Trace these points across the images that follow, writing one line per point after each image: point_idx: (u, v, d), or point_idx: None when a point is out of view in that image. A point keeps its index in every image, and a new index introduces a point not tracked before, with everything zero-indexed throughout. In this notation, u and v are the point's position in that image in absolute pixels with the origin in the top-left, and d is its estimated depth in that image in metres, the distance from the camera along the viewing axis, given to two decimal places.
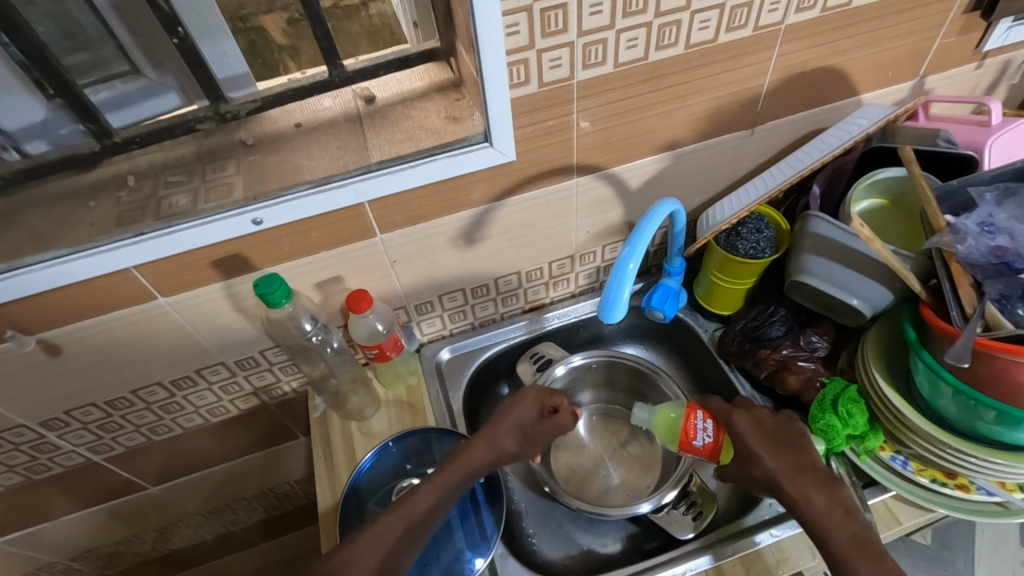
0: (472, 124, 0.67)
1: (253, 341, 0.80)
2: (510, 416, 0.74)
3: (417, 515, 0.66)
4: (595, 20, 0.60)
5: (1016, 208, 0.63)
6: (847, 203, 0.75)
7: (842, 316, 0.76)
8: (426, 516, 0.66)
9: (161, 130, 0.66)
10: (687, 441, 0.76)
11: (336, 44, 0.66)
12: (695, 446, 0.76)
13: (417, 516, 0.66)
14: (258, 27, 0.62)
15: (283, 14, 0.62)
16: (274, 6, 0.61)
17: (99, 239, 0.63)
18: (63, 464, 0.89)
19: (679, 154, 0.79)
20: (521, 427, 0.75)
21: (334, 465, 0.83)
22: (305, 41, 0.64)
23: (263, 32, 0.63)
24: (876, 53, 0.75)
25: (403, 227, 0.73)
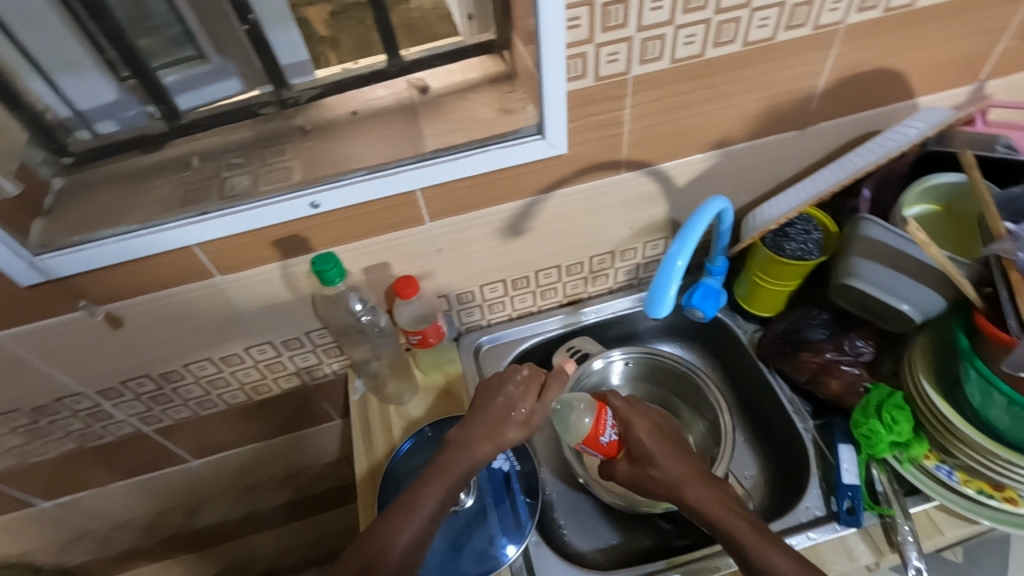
0: (525, 116, 0.68)
1: (301, 322, 0.82)
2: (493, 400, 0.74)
3: None
4: (655, 14, 0.60)
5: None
6: (899, 204, 0.75)
7: (886, 321, 0.75)
8: (420, 506, 0.67)
9: (225, 114, 0.69)
10: (596, 437, 0.73)
11: (369, 37, 0.71)
12: (601, 443, 0.73)
13: (410, 506, 0.67)
14: (302, 17, 0.69)
15: (326, 7, 0.70)
16: None
17: (164, 217, 0.64)
18: (114, 433, 0.92)
19: (728, 152, 0.79)
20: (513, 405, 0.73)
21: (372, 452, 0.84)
22: (345, 32, 0.71)
23: (306, 24, 0.69)
24: (937, 54, 0.74)
25: (449, 216, 0.74)
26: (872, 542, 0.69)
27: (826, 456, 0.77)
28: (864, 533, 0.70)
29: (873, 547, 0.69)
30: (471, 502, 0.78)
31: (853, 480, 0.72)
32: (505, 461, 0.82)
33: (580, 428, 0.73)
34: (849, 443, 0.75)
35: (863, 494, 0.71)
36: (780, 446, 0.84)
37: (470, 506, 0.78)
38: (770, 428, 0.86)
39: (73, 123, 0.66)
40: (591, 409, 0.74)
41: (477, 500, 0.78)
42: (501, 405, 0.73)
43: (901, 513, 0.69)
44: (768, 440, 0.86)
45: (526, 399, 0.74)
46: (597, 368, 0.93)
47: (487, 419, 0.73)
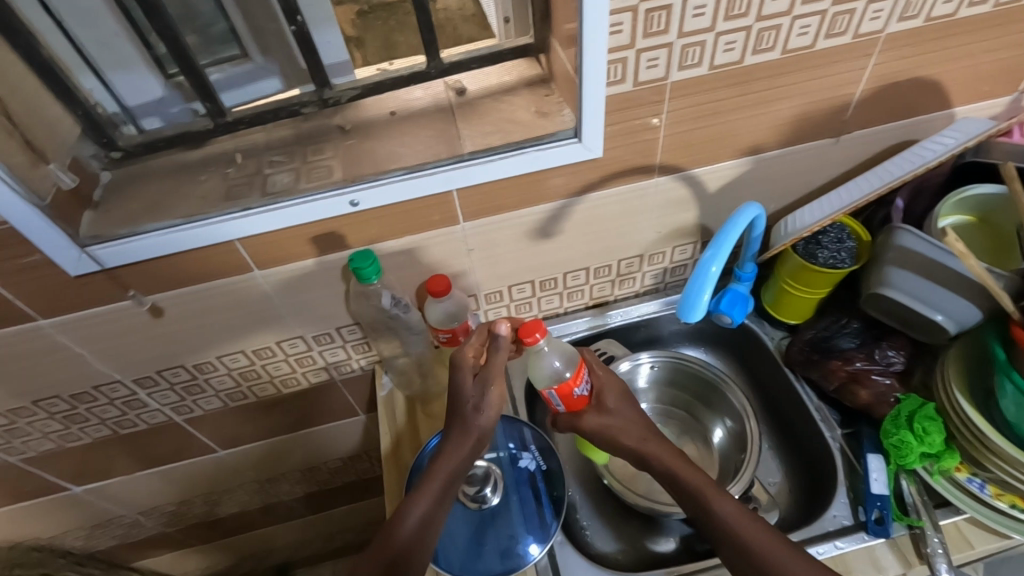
0: (562, 119, 0.69)
1: (332, 318, 0.84)
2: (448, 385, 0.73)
3: None
4: (697, 21, 0.61)
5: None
6: (936, 212, 0.75)
7: (920, 332, 0.74)
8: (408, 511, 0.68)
9: (267, 112, 0.71)
10: (569, 390, 0.71)
11: (394, 38, 0.72)
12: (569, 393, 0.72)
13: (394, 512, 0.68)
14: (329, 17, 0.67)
15: (353, 7, 0.68)
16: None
17: (209, 211, 0.66)
18: (147, 421, 0.94)
19: (761, 159, 0.79)
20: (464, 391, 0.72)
21: (397, 443, 0.86)
22: (371, 34, 0.71)
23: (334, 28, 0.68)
24: (977, 65, 0.74)
25: (483, 217, 0.75)
26: (901, 553, 0.69)
27: (854, 466, 0.76)
28: (892, 543, 0.70)
29: (901, 558, 0.69)
30: (497, 500, 0.78)
31: (883, 490, 0.72)
32: (532, 460, 0.82)
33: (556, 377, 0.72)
34: (878, 453, 0.75)
35: (892, 505, 0.71)
36: (807, 453, 0.84)
37: (496, 503, 0.79)
38: (797, 436, 0.85)
39: (120, 118, 0.68)
40: (568, 363, 0.72)
41: (503, 497, 0.79)
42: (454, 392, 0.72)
43: (930, 525, 0.69)
44: (794, 447, 0.86)
45: (466, 378, 0.72)
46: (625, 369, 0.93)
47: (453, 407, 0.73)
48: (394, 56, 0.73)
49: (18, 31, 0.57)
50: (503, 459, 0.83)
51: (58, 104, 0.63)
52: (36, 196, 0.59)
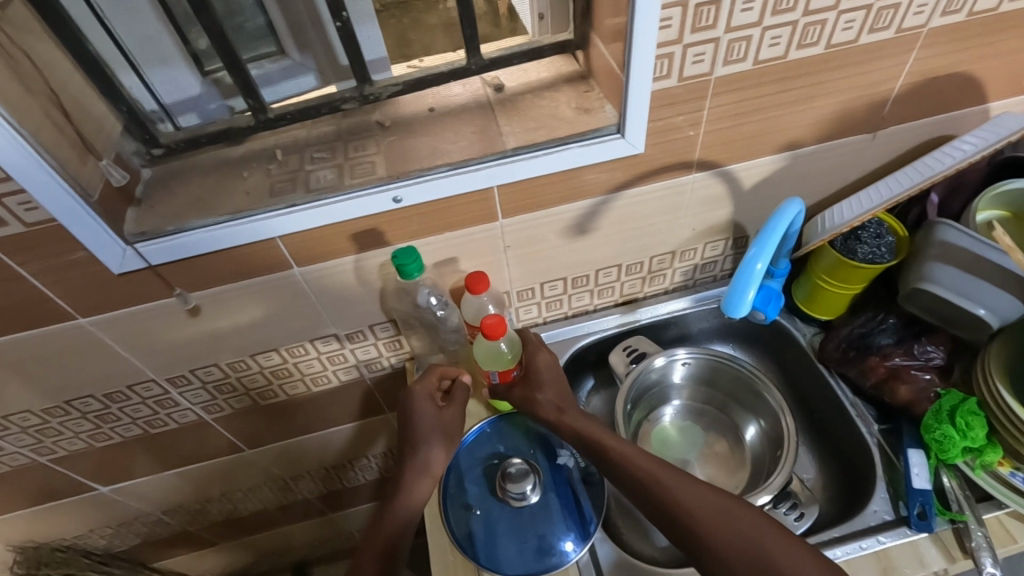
0: (605, 115, 0.69)
1: (367, 316, 0.83)
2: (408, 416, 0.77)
3: None
4: (744, 16, 0.61)
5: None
6: (980, 201, 0.75)
7: (964, 329, 0.74)
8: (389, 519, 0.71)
9: (307, 108, 0.71)
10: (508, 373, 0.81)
11: (406, 36, 0.71)
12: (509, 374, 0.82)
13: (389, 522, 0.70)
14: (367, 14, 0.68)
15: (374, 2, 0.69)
16: None
17: (254, 208, 0.66)
18: (178, 420, 0.94)
19: (798, 155, 0.79)
20: (429, 423, 0.77)
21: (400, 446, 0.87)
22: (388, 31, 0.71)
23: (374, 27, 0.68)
24: (1015, 61, 0.74)
25: (523, 214, 0.75)
26: (944, 547, 0.69)
27: (894, 461, 0.76)
28: (935, 538, 0.70)
29: (945, 552, 0.69)
30: (536, 498, 0.78)
31: (925, 485, 0.72)
32: (570, 457, 0.82)
33: (501, 358, 0.81)
34: (918, 448, 0.75)
35: (934, 500, 0.71)
36: (842, 449, 0.84)
37: (535, 501, 0.78)
38: (832, 432, 0.85)
39: (157, 116, 0.67)
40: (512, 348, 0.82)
41: (542, 496, 0.79)
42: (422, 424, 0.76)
43: (973, 519, 0.69)
44: (829, 444, 0.86)
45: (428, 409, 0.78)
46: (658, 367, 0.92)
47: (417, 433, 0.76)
48: (428, 52, 0.73)
49: (67, 26, 0.57)
50: (541, 457, 0.83)
51: (100, 100, 0.63)
52: (84, 193, 0.59)
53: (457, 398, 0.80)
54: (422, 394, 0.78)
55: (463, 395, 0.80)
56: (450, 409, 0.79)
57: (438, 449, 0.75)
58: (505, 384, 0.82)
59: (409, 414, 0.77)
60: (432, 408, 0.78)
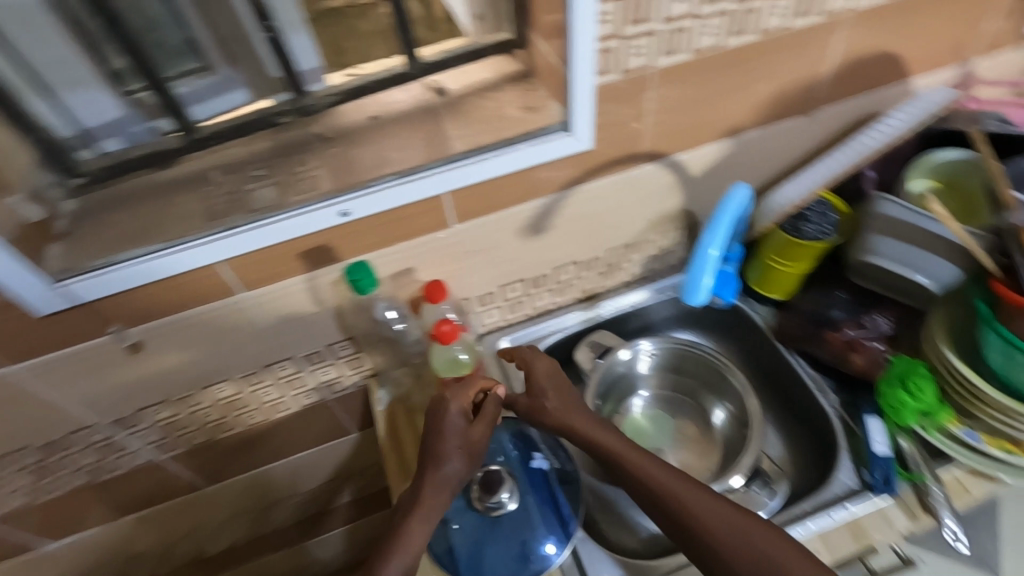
0: (550, 113, 0.68)
1: (324, 335, 0.80)
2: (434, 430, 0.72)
3: None
4: (680, 6, 0.61)
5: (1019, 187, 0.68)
6: (905, 177, 0.78)
7: (907, 295, 0.77)
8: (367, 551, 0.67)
9: (241, 124, 0.67)
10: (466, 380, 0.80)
11: (341, 44, 0.68)
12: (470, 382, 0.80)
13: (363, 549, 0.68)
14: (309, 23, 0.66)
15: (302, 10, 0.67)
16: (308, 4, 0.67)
17: (192, 234, 0.62)
18: (128, 464, 0.89)
19: (741, 140, 0.80)
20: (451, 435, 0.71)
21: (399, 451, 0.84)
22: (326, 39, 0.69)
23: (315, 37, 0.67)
24: (932, 38, 0.77)
25: (476, 218, 0.73)
26: (907, 508, 0.72)
27: (853, 429, 0.79)
28: (899, 501, 0.73)
29: (908, 513, 0.72)
30: (515, 505, 0.76)
31: (886, 451, 0.74)
32: (544, 459, 0.81)
33: (458, 364, 0.79)
34: (876, 414, 0.78)
35: (895, 464, 0.74)
36: (805, 422, 0.86)
37: (514, 508, 0.76)
38: (795, 407, 0.88)
39: (74, 142, 0.62)
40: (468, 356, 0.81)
41: (519, 502, 0.76)
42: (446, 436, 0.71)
43: (930, 478, 0.73)
44: (793, 418, 0.88)
45: (456, 422, 0.72)
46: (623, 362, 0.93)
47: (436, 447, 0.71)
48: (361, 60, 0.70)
49: None
50: (514, 461, 0.80)
51: (9, 130, 0.58)
52: None
53: (486, 413, 0.74)
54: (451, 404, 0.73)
55: (494, 413, 0.74)
56: (479, 424, 0.73)
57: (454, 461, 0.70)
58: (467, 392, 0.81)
59: (435, 424, 0.72)
60: (462, 421, 0.72)
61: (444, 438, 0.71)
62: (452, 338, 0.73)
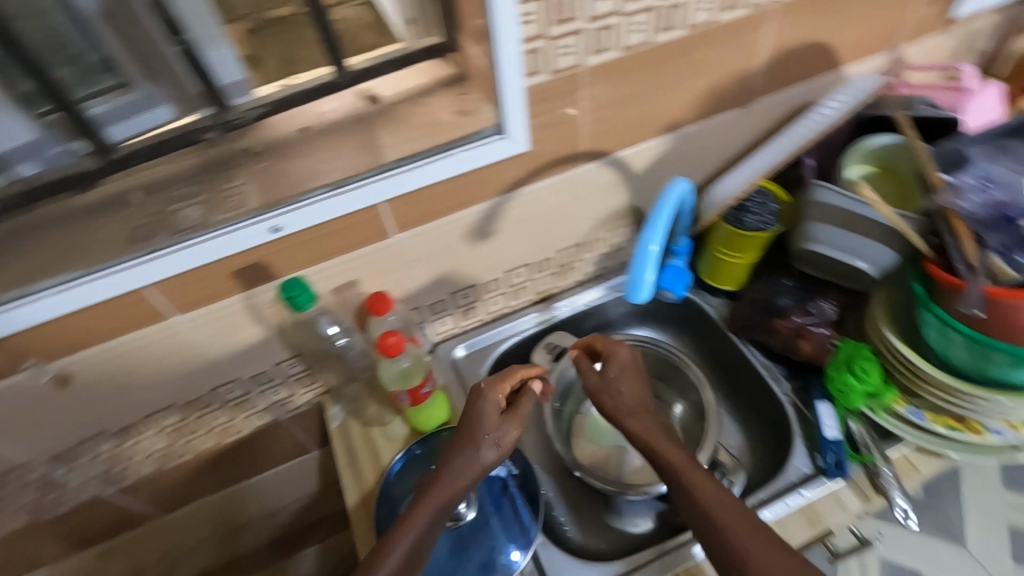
0: (484, 116, 0.67)
1: (270, 355, 0.78)
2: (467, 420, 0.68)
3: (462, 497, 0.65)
4: (604, 4, 0.60)
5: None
6: (839, 169, 0.79)
7: (850, 280, 0.79)
8: None
9: (164, 142, 0.65)
10: (417, 392, 0.78)
11: (287, 56, 0.69)
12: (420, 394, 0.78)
13: None
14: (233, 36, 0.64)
15: (244, 24, 0.69)
16: (236, 17, 0.68)
17: (114, 259, 0.60)
18: (72, 500, 0.85)
19: (681, 135, 0.81)
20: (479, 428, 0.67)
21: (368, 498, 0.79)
22: (267, 50, 0.68)
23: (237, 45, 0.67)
24: (860, 27, 0.79)
25: (417, 225, 0.72)
26: (858, 489, 0.74)
27: (805, 415, 0.80)
28: (851, 483, 0.74)
29: (860, 494, 0.73)
30: (474, 515, 0.75)
31: (836, 435, 0.75)
32: (502, 466, 0.81)
33: (406, 376, 0.78)
34: (826, 400, 0.79)
35: (845, 447, 0.75)
36: (760, 411, 0.87)
37: (473, 518, 0.76)
38: (749, 396, 0.89)
39: None
40: (417, 367, 0.79)
41: (479, 511, 0.76)
42: (472, 426, 0.68)
43: (880, 458, 0.73)
44: (748, 407, 0.89)
45: (491, 410, 0.68)
46: None
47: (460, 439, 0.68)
48: (288, 71, 0.68)
49: None
50: None
51: None
52: None
53: (522, 408, 0.70)
54: (485, 391, 0.69)
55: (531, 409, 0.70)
56: (513, 419, 0.69)
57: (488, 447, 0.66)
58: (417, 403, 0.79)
59: (469, 410, 0.69)
60: (496, 413, 0.68)
61: (475, 425, 0.68)
62: (399, 349, 0.71)
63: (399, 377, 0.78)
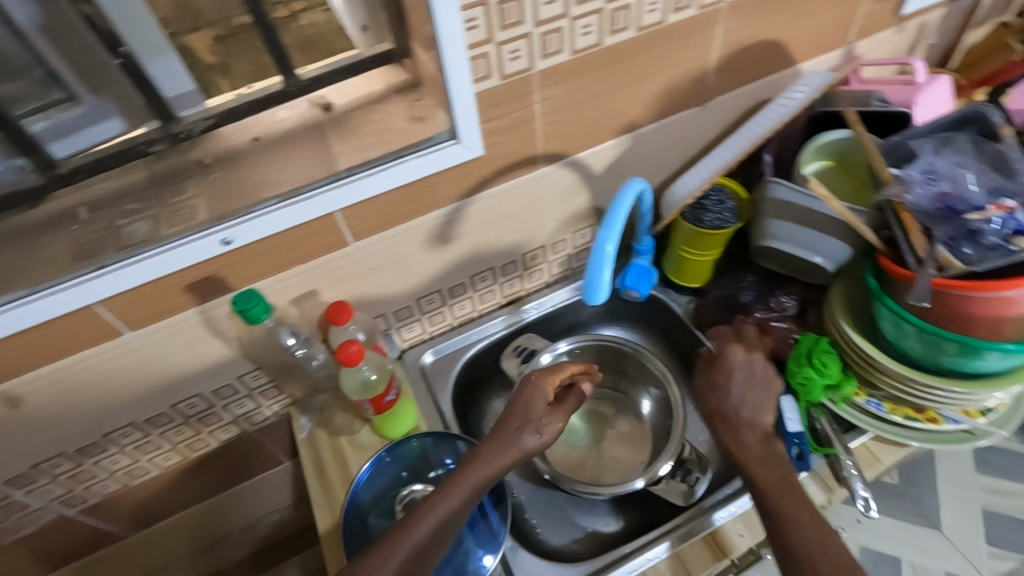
0: (436, 122, 0.67)
1: (232, 368, 0.77)
2: (515, 409, 0.70)
3: (426, 505, 0.64)
4: (549, 9, 0.61)
5: (995, 173, 0.64)
6: (797, 166, 0.79)
7: (810, 275, 0.80)
8: None
9: (111, 157, 0.64)
10: (380, 400, 0.78)
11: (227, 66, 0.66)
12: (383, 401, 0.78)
13: None
14: (185, 46, 0.63)
15: (210, 32, 0.65)
16: (201, 23, 0.64)
17: (58, 277, 0.58)
18: (34, 523, 0.83)
19: (639, 135, 0.81)
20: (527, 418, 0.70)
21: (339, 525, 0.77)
22: (238, 57, 0.66)
23: (190, 52, 0.64)
24: (811, 24, 0.80)
25: (375, 233, 0.72)
26: (822, 481, 0.74)
27: None
28: (814, 475, 0.75)
29: (823, 486, 0.74)
30: None
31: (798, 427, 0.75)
32: None
33: (369, 384, 0.77)
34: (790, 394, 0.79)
35: (808, 440, 0.75)
36: None
37: None
38: None
39: None
40: (380, 375, 0.79)
41: None
42: (520, 415, 0.70)
43: (842, 450, 0.74)
44: None
45: (539, 400, 0.71)
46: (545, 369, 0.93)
47: (503, 430, 0.69)
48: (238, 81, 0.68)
49: None
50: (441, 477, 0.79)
51: None
52: None
53: (568, 402, 0.74)
54: (535, 384, 0.72)
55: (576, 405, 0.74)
56: (560, 411, 0.72)
57: (531, 435, 0.68)
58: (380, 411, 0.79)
59: (518, 398, 0.72)
60: (543, 404, 0.71)
61: (524, 411, 0.70)
62: (360, 357, 0.71)
63: (361, 386, 0.77)
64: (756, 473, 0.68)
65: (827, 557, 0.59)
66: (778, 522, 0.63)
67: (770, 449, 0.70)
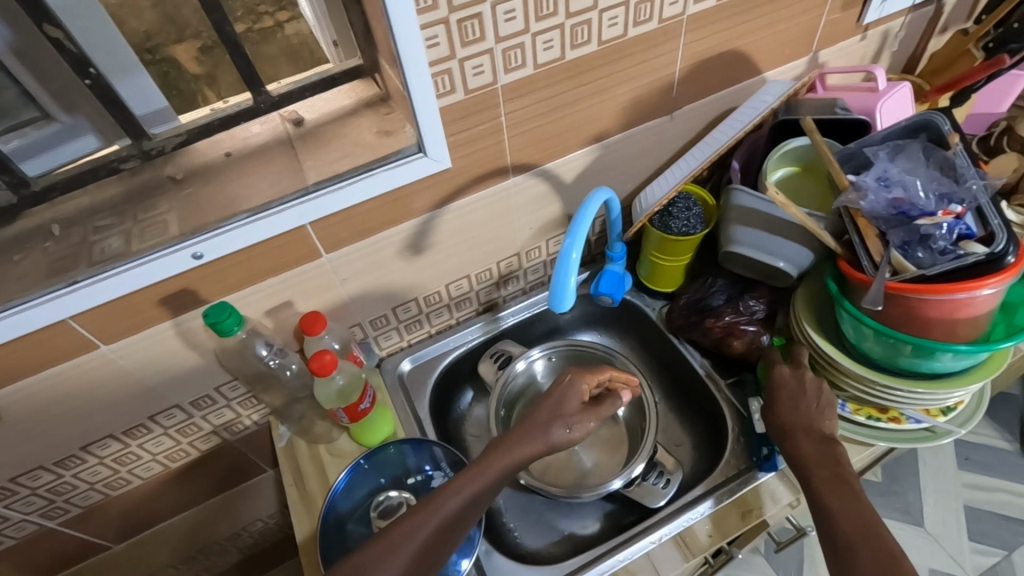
0: (405, 135, 0.68)
1: (209, 378, 0.78)
2: (548, 403, 0.75)
3: None
4: (510, 25, 0.62)
5: (944, 179, 0.67)
6: (762, 174, 0.81)
7: (775, 280, 0.81)
8: None
9: (85, 174, 0.65)
10: (354, 408, 0.79)
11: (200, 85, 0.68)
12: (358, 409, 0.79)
13: None
14: (169, 57, 0.64)
15: (196, 43, 0.65)
16: (185, 36, 0.64)
17: (31, 293, 0.60)
18: (14, 535, 0.84)
19: (608, 144, 0.83)
20: (560, 413, 0.74)
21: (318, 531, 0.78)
22: (222, 68, 0.67)
23: (176, 64, 0.65)
24: (773, 35, 0.82)
25: (348, 244, 0.73)
26: (791, 481, 0.76)
27: (740, 411, 0.83)
28: (782, 475, 0.77)
29: (792, 486, 0.76)
30: None
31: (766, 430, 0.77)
32: (443, 477, 0.80)
33: (343, 393, 0.78)
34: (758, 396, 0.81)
35: None
36: (699, 408, 0.90)
37: None
38: (689, 393, 0.91)
39: None
40: (353, 384, 0.79)
41: None
42: (553, 406, 0.74)
43: None
44: (688, 405, 0.92)
45: (577, 395, 0.75)
46: (522, 376, 0.95)
47: (536, 420, 0.72)
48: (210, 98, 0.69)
49: None
50: (419, 483, 0.81)
51: None
52: None
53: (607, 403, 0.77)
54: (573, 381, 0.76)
55: (610, 408, 0.77)
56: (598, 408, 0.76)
57: (562, 427, 0.72)
58: (355, 419, 0.80)
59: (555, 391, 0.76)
60: (579, 400, 0.75)
61: (559, 404, 0.74)
62: (333, 366, 0.73)
63: (334, 395, 0.78)
64: (812, 471, 0.66)
65: (870, 550, 0.57)
66: (828, 518, 0.61)
67: (830, 450, 0.67)
